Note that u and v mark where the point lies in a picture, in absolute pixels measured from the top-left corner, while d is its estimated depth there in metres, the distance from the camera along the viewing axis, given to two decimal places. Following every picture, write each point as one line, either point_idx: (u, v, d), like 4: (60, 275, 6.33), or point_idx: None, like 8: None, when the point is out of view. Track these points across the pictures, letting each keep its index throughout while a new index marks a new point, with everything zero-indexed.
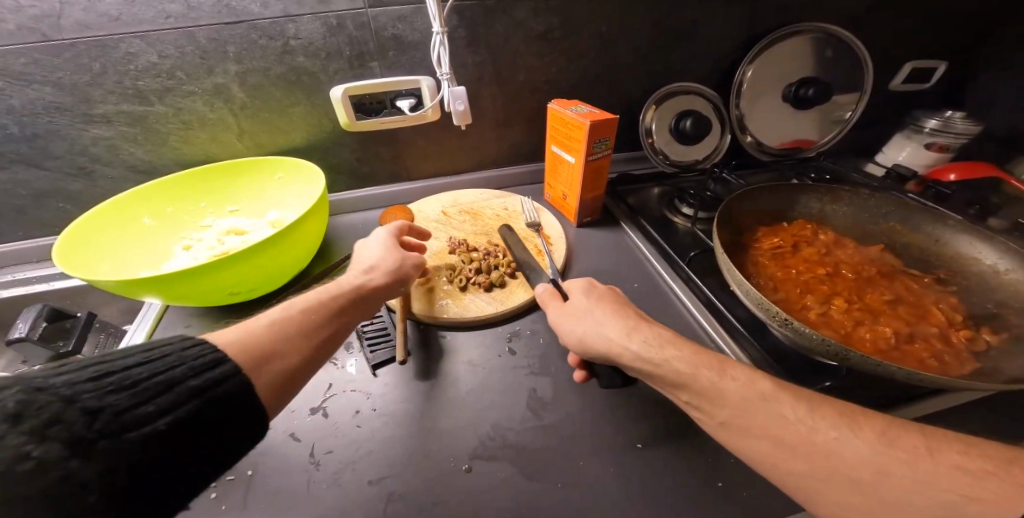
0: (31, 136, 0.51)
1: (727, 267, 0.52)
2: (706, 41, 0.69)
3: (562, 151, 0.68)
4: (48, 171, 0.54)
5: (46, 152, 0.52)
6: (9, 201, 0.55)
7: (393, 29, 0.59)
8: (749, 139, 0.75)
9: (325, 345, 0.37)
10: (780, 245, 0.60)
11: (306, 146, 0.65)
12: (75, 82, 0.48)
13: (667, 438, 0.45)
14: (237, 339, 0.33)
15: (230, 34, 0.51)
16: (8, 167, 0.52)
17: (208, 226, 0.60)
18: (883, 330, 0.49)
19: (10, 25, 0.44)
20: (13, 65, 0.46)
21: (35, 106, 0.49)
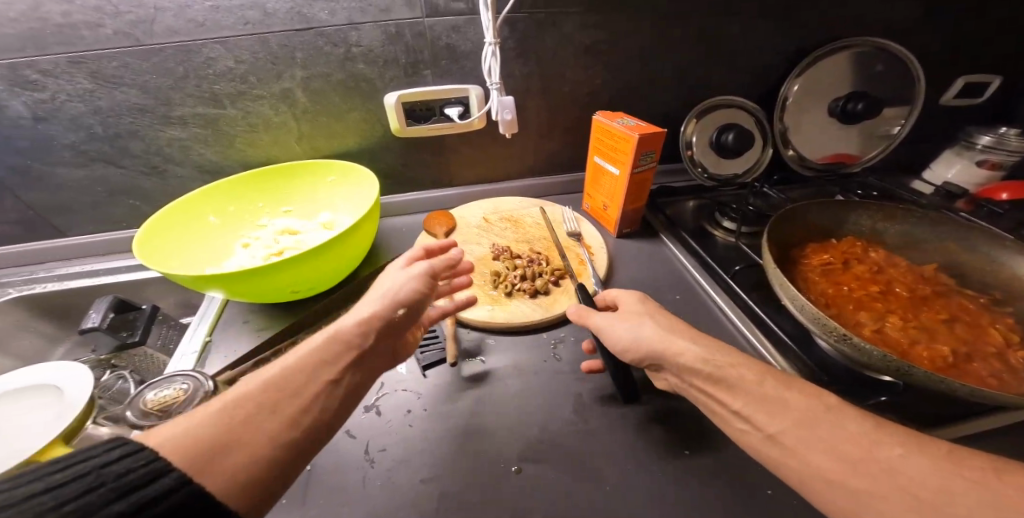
0: (113, 136, 0.53)
1: (780, 282, 0.51)
2: (754, 55, 0.69)
3: (606, 162, 0.68)
4: (125, 169, 0.57)
5: (126, 151, 0.55)
6: (88, 197, 0.58)
7: (447, 38, 0.61)
8: (792, 153, 0.74)
9: (304, 417, 0.31)
10: (830, 261, 0.60)
11: (358, 150, 0.67)
12: (159, 86, 0.51)
13: (721, 452, 0.44)
14: (184, 435, 0.27)
15: (299, 41, 0.54)
16: (90, 165, 0.55)
17: (265, 225, 0.62)
18: (940, 349, 0.48)
19: (108, 30, 0.47)
20: (106, 68, 0.49)
21: (120, 107, 0.52)
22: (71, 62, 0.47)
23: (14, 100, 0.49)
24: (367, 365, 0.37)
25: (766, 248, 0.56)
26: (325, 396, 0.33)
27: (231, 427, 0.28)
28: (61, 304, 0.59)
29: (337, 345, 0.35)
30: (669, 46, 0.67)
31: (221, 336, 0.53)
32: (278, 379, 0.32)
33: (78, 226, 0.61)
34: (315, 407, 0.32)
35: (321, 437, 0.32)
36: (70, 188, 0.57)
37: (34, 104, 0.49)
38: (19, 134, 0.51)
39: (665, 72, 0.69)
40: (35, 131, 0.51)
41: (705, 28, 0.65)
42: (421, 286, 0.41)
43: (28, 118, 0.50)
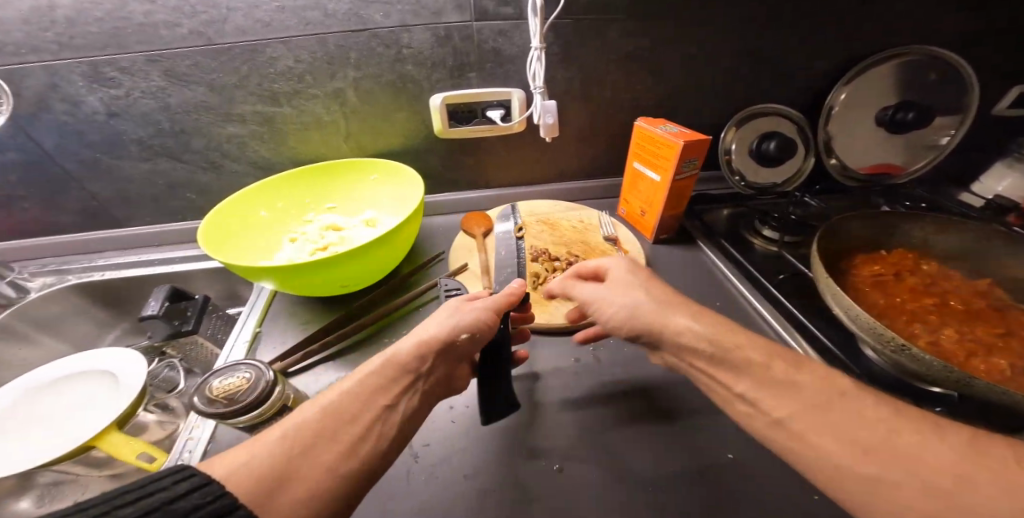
0: (178, 132, 0.56)
1: (831, 291, 0.50)
2: (801, 63, 0.68)
3: (645, 168, 0.66)
4: (185, 164, 0.59)
5: (188, 146, 0.57)
6: (149, 189, 0.60)
7: (493, 42, 0.61)
8: (834, 161, 0.73)
9: (361, 445, 0.31)
10: (881, 273, 0.58)
11: (402, 149, 0.68)
12: (224, 84, 0.53)
13: (774, 461, 0.43)
14: (249, 464, 0.28)
15: (354, 42, 0.55)
16: (154, 159, 0.57)
17: (310, 221, 0.63)
18: (998, 363, 0.46)
19: (184, 30, 0.49)
20: (179, 66, 0.51)
21: (187, 105, 0.54)
22: (147, 60, 0.49)
23: (91, 96, 0.51)
24: (424, 387, 0.38)
25: (815, 259, 0.55)
26: (381, 423, 0.33)
27: (291, 456, 0.29)
28: (119, 292, 0.62)
29: (394, 371, 0.36)
30: (716, 52, 0.66)
31: (270, 328, 0.54)
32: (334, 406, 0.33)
33: (138, 217, 0.63)
34: (371, 435, 0.32)
35: (377, 465, 0.32)
36: (135, 180, 0.59)
37: (110, 100, 0.51)
38: (92, 128, 0.53)
39: (710, 78, 0.69)
40: (108, 126, 0.53)
41: (753, 35, 0.65)
42: (484, 315, 0.41)
43: (102, 113, 0.52)
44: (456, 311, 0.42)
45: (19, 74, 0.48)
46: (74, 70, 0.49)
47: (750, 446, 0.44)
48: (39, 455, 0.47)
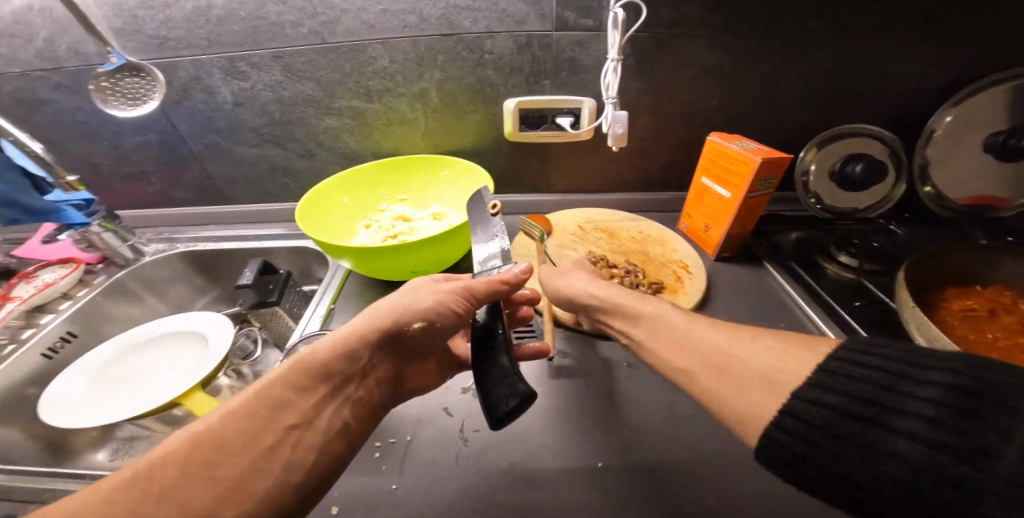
0: (285, 122, 0.62)
1: (917, 319, 0.46)
2: (898, 82, 0.64)
3: (714, 184, 0.64)
4: (287, 150, 0.65)
5: (291, 135, 0.64)
6: (253, 172, 0.68)
7: (570, 52, 0.62)
8: (929, 189, 0.67)
9: (275, 454, 0.33)
10: (974, 308, 0.53)
11: (472, 150, 0.71)
12: (329, 80, 0.59)
13: None
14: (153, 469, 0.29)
15: (442, 45, 0.59)
16: (262, 146, 0.65)
17: (384, 210, 0.68)
18: None
19: (305, 29, 0.55)
20: (296, 63, 0.57)
21: (297, 98, 0.60)
22: (272, 56, 0.56)
23: (224, 87, 0.58)
24: (345, 400, 0.39)
25: (900, 288, 0.50)
26: (294, 436, 0.34)
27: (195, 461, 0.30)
28: (217, 261, 0.69)
29: (315, 376, 0.38)
30: (805, 69, 0.63)
31: (342, 305, 0.58)
32: (245, 408, 0.34)
33: (240, 196, 0.71)
34: (286, 440, 0.34)
35: (298, 476, 0.33)
36: (242, 163, 0.66)
37: (237, 91, 0.59)
38: (219, 116, 0.61)
39: (793, 95, 0.66)
40: (231, 114, 0.61)
41: (848, 52, 0.62)
42: (444, 297, 0.44)
43: (229, 103, 0.60)
44: (405, 300, 0.44)
45: (171, 66, 0.56)
46: (216, 64, 0.56)
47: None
48: (132, 408, 0.52)
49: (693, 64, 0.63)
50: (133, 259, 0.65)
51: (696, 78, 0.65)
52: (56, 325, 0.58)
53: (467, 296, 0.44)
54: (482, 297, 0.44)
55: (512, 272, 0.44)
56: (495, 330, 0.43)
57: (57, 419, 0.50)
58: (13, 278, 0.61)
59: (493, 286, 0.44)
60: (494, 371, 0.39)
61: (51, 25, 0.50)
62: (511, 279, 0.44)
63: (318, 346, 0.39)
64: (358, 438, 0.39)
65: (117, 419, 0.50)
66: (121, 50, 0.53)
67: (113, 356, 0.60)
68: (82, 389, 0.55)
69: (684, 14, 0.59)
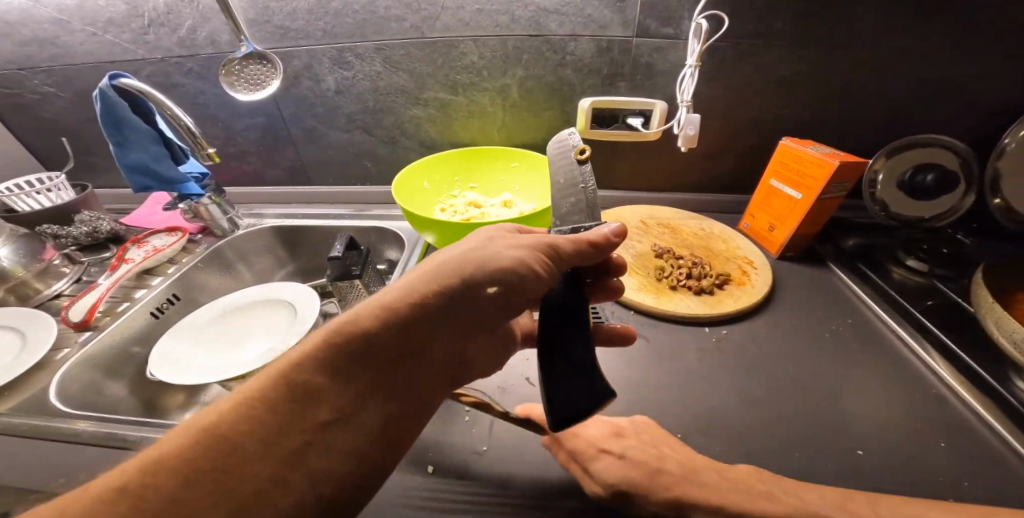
0: (377, 109, 0.67)
1: (994, 314, 0.46)
2: (979, 92, 0.64)
3: (784, 186, 0.66)
4: (373, 137, 0.71)
5: (380, 123, 0.69)
6: (339, 156, 0.73)
7: (648, 57, 0.64)
8: (998, 202, 0.66)
9: (308, 452, 0.30)
10: None
11: (542, 145, 0.74)
12: (422, 72, 0.64)
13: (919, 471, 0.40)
14: (180, 450, 0.27)
15: (528, 45, 0.63)
16: (353, 132, 0.70)
17: (456, 196, 0.73)
18: None
19: (407, 24, 0.60)
20: (396, 55, 0.62)
21: (391, 89, 0.65)
22: (376, 49, 0.61)
23: (329, 76, 0.63)
24: (395, 382, 0.34)
25: (978, 288, 0.50)
26: (332, 428, 0.31)
27: (222, 448, 0.28)
28: (300, 237, 0.75)
29: (348, 361, 0.32)
30: (881, 78, 0.65)
31: None
32: (272, 393, 0.31)
33: (324, 178, 0.77)
34: (315, 437, 0.30)
35: (332, 482, 0.30)
36: (333, 147, 0.72)
37: (341, 80, 0.64)
38: (320, 102, 0.66)
39: (865, 103, 0.67)
40: (332, 101, 0.66)
41: (927, 63, 0.63)
42: (527, 255, 0.36)
43: (331, 91, 0.65)
44: (485, 250, 0.37)
45: (288, 56, 0.62)
46: (326, 54, 0.61)
47: (897, 462, 0.41)
48: (230, 366, 0.56)
49: (767, 71, 0.65)
50: (229, 231, 0.71)
51: (767, 85, 0.67)
52: (163, 288, 0.64)
53: (551, 257, 0.36)
54: (568, 261, 0.37)
55: (603, 234, 0.37)
56: (575, 303, 0.37)
57: (167, 373, 0.54)
58: (129, 242, 0.69)
59: (580, 248, 0.37)
60: (573, 359, 0.35)
61: (196, 16, 0.57)
62: (601, 242, 0.37)
63: (351, 323, 0.33)
64: (399, 436, 0.34)
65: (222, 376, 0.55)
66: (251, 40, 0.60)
67: (209, 319, 0.65)
68: (188, 344, 0.60)
69: (763, 23, 0.61)
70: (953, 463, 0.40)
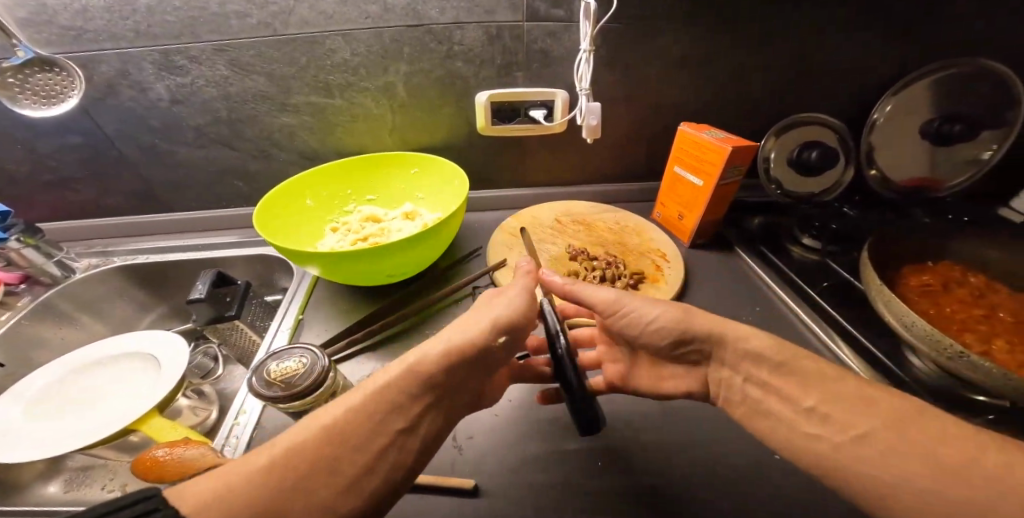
0: (234, 119, 0.58)
1: (883, 295, 0.47)
2: (851, 74, 0.67)
3: (687, 172, 0.66)
4: (236, 151, 0.61)
5: (240, 134, 0.59)
6: (197, 175, 0.63)
7: (542, 43, 0.60)
8: (875, 173, 0.71)
9: (370, 473, 0.28)
10: (930, 283, 0.56)
11: (444, 145, 0.68)
12: (283, 74, 0.55)
13: None
14: (252, 495, 0.24)
15: (409, 37, 0.55)
16: (210, 147, 0.60)
17: (351, 212, 0.64)
18: None
19: (253, 20, 0.50)
20: (243, 56, 0.53)
21: (246, 94, 0.56)
22: (215, 49, 0.51)
23: (158, 83, 0.53)
24: (440, 407, 0.34)
25: (865, 266, 0.53)
26: (395, 449, 0.30)
27: (304, 491, 0.25)
28: (164, 273, 0.63)
29: (410, 393, 0.31)
30: (763, 63, 0.66)
31: (311, 315, 0.54)
32: (345, 421, 0.29)
33: (188, 200, 0.65)
34: (381, 467, 0.29)
35: (387, 494, 0.30)
36: (186, 165, 0.61)
37: (175, 87, 0.54)
38: (155, 114, 0.56)
39: (755, 86, 0.68)
40: (169, 112, 0.56)
41: (806, 46, 0.64)
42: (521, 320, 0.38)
43: (166, 100, 0.55)
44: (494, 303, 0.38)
45: (92, 61, 0.50)
46: (147, 57, 0.51)
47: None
48: (71, 437, 0.45)
49: (661, 57, 0.64)
50: (61, 278, 0.59)
51: (665, 70, 0.65)
52: None
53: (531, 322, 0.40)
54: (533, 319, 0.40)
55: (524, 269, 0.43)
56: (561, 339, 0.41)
57: None
58: None
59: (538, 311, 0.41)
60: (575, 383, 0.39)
61: None
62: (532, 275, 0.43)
63: (421, 358, 0.32)
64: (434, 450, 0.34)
65: (61, 450, 0.44)
66: (31, 44, 0.48)
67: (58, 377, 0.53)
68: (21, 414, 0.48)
69: (652, 6, 0.59)
70: None
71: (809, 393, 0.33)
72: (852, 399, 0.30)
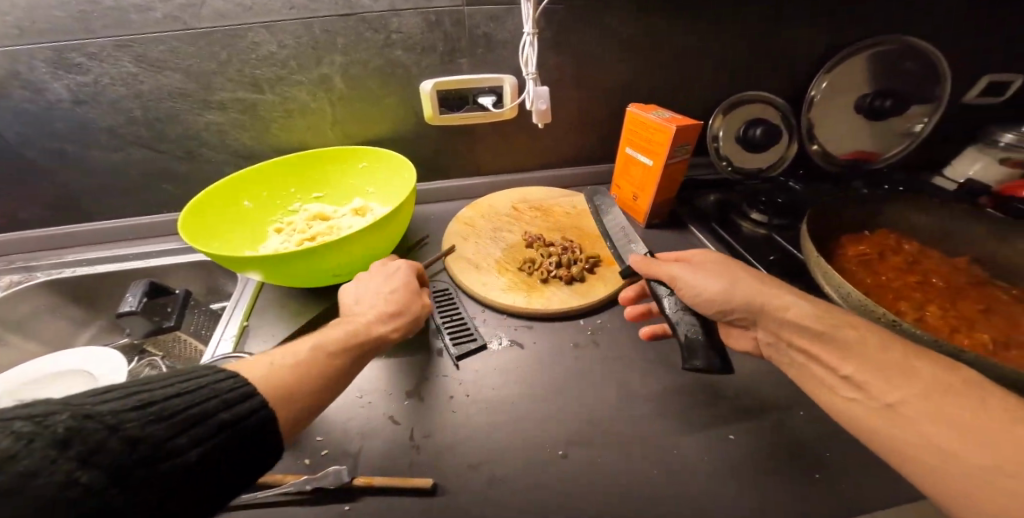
0: (152, 120, 0.55)
1: (822, 267, 0.50)
2: (786, 52, 0.69)
3: (638, 153, 0.67)
4: (160, 153, 0.58)
5: (162, 135, 0.57)
6: (120, 180, 0.60)
7: (485, 27, 0.58)
8: (816, 148, 0.74)
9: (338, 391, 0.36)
10: (867, 253, 0.58)
11: (390, 137, 0.66)
12: (202, 70, 0.52)
13: (753, 435, 0.42)
14: (266, 375, 0.31)
15: (341, 26, 0.53)
16: (129, 148, 0.57)
17: (296, 211, 0.62)
18: (981, 337, 0.45)
19: (158, 14, 0.48)
20: (152, 52, 0.50)
21: (162, 92, 0.53)
22: (116, 45, 0.49)
23: (55, 82, 0.50)
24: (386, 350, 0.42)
25: (804, 239, 0.55)
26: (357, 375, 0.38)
27: (305, 380, 0.32)
28: (92, 286, 0.60)
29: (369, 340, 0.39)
30: (702, 42, 0.66)
31: (257, 321, 0.53)
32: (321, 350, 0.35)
33: (116, 207, 0.62)
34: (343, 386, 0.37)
35: None
36: (105, 170, 0.58)
37: (75, 86, 0.51)
38: (57, 116, 0.53)
39: (696, 66, 0.69)
40: (72, 114, 0.53)
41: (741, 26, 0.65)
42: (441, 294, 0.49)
43: (67, 101, 0.52)
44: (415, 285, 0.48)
45: None
46: (38, 55, 0.48)
47: (766, 440, 0.41)
48: None
49: (602, 40, 0.64)
50: None
51: (608, 53, 0.65)
52: None
53: None
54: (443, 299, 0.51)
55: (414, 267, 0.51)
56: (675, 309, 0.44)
57: None
58: None
59: None
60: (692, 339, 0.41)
61: None
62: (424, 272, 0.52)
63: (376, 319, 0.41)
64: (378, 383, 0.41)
65: None
66: None
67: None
68: None
69: None
70: (780, 420, 0.43)
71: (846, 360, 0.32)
72: (889, 367, 0.30)
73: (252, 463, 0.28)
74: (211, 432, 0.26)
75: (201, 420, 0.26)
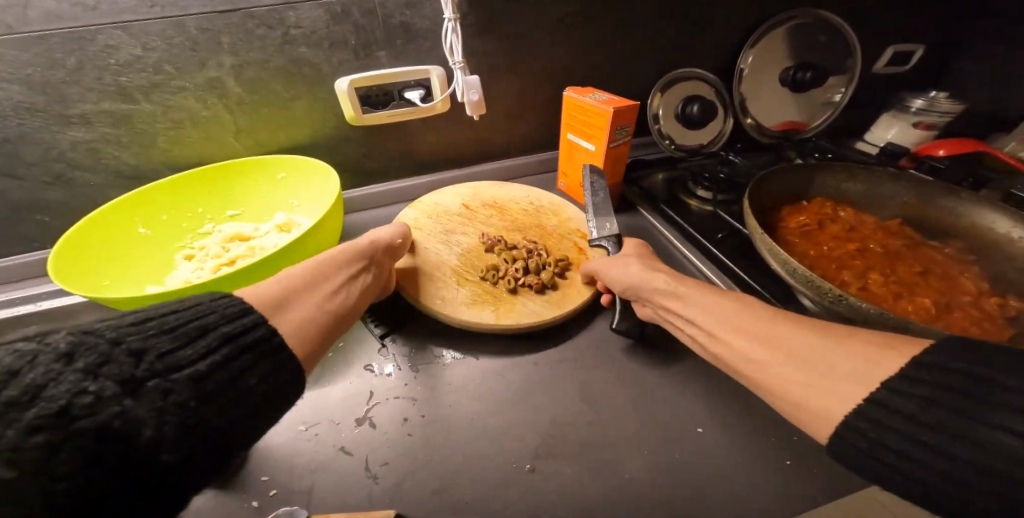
0: None
1: (766, 246, 0.49)
2: (712, 26, 0.69)
3: (579, 139, 0.65)
4: (19, 180, 0.49)
5: (16, 159, 0.48)
6: None
7: (401, 16, 0.53)
8: (750, 121, 0.75)
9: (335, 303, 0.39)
10: (806, 223, 0.59)
11: (310, 143, 0.60)
12: (48, 80, 0.44)
13: (706, 420, 0.43)
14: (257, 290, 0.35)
15: (223, 24, 0.46)
16: None
17: (208, 233, 0.56)
18: (922, 301, 0.47)
19: None
20: None
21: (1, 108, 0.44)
22: None
23: None
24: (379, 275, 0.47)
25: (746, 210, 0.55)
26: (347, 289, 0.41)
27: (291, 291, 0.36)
28: None
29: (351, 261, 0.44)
30: (629, 20, 0.64)
31: None
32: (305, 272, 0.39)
33: None
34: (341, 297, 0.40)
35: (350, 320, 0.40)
36: None
37: None
38: None
39: (626, 45, 0.67)
40: None
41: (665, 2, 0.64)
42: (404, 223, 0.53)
43: None
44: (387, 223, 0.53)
45: None
46: None
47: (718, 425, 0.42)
48: None
49: (527, 22, 0.60)
50: None
51: (535, 35, 0.62)
52: None
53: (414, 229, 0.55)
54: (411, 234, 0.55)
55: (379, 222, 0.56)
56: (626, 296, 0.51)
57: None
58: None
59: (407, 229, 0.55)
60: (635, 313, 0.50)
61: None
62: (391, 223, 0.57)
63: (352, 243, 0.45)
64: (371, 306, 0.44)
65: None
66: None
67: None
68: None
69: None
70: (732, 402, 0.44)
71: (752, 345, 0.32)
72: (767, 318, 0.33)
73: (269, 373, 0.29)
74: (214, 343, 0.27)
75: (200, 333, 0.27)
